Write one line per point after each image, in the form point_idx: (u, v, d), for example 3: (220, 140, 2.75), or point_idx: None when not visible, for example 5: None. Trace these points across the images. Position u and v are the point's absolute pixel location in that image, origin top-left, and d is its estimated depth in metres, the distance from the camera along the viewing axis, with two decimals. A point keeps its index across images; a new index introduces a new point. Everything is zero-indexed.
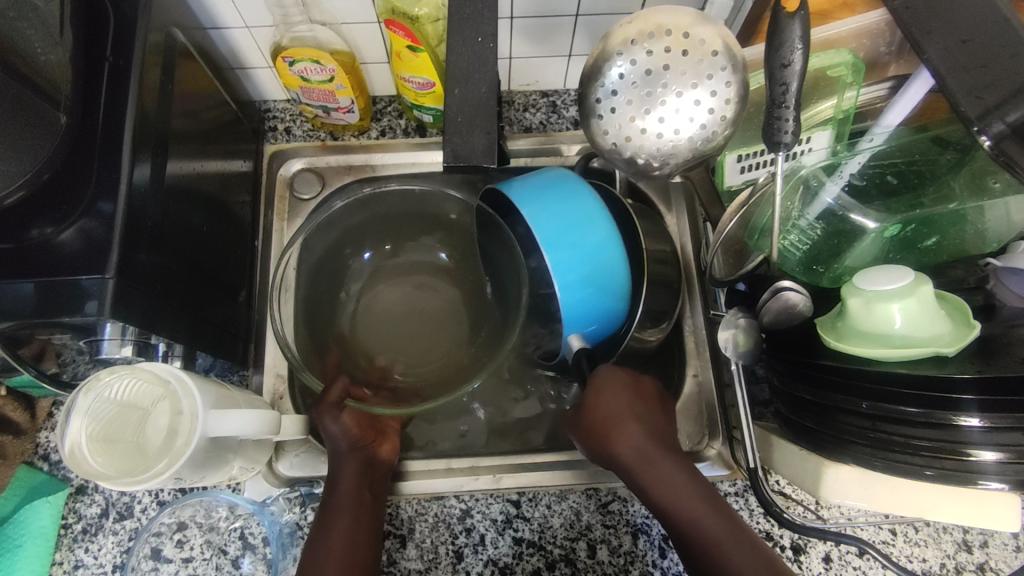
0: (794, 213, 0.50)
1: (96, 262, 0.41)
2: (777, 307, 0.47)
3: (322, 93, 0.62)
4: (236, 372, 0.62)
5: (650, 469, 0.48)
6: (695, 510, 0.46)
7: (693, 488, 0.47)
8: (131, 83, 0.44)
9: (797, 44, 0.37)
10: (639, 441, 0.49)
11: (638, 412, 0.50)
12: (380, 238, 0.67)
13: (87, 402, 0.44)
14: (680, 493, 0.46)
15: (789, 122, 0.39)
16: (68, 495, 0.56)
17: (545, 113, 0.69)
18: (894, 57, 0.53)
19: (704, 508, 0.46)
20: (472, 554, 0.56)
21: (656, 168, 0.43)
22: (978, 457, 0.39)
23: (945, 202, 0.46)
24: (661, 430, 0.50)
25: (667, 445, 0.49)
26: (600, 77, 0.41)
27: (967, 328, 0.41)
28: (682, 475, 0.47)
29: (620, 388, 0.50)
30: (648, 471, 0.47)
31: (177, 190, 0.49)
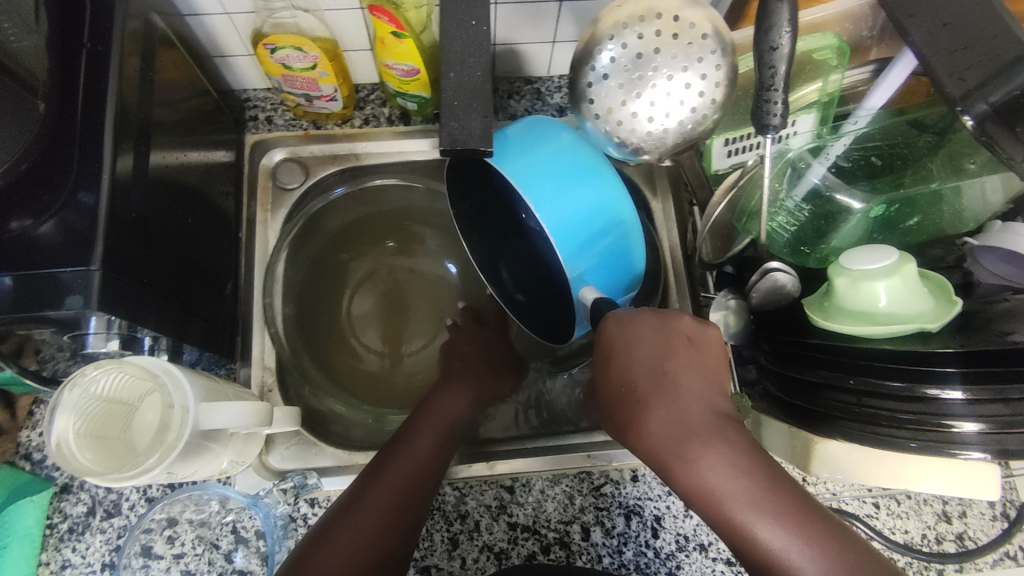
0: (782, 194, 0.51)
1: (80, 254, 0.40)
2: (766, 287, 0.48)
3: (305, 81, 0.61)
4: (223, 366, 0.61)
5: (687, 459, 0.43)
6: (743, 510, 0.41)
7: (746, 476, 0.41)
8: (112, 71, 0.43)
9: (786, 27, 0.38)
10: (670, 425, 0.45)
11: (663, 391, 0.46)
12: (382, 233, 0.74)
13: (73, 397, 0.42)
14: (725, 485, 0.42)
15: (777, 105, 0.40)
16: (52, 494, 0.55)
17: (530, 100, 0.69)
18: (875, 40, 0.54)
19: (759, 505, 0.41)
20: (468, 541, 0.57)
21: (645, 152, 0.44)
22: (960, 428, 0.40)
23: (924, 182, 0.47)
24: (703, 402, 0.45)
25: (708, 425, 0.44)
26: (591, 61, 0.42)
27: (948, 305, 0.42)
28: (728, 466, 0.42)
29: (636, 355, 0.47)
30: (684, 462, 0.43)
31: (160, 179, 0.48)
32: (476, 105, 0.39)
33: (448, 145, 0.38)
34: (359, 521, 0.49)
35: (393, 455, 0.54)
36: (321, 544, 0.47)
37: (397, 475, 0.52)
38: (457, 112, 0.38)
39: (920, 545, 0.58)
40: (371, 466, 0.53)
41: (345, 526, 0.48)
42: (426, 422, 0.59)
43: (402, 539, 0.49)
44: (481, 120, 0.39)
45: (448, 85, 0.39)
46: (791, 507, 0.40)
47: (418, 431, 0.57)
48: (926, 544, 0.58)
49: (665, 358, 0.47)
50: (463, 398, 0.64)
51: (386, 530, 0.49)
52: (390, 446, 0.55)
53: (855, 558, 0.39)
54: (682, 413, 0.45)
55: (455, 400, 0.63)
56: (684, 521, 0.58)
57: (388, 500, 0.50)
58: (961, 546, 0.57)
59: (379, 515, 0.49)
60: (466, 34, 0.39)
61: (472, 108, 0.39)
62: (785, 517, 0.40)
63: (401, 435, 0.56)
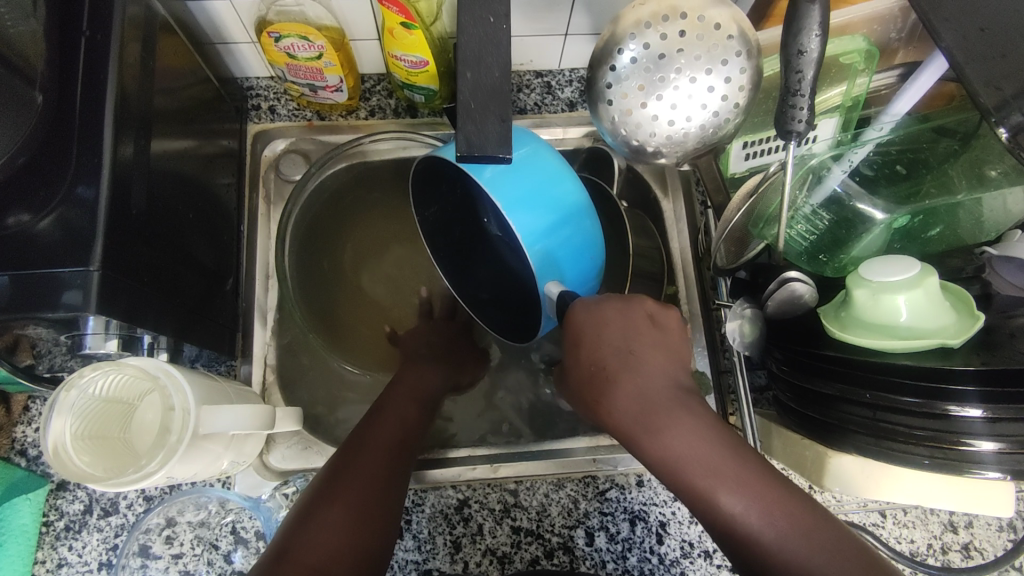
0: (801, 201, 0.49)
1: (79, 252, 0.39)
2: (782, 297, 0.47)
3: (309, 71, 0.59)
4: (224, 362, 0.59)
5: (657, 434, 0.43)
6: (711, 480, 0.41)
7: (712, 446, 0.42)
8: (110, 59, 0.41)
9: (816, 30, 0.36)
10: (638, 399, 0.45)
11: (632, 365, 0.46)
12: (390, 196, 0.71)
13: (70, 399, 0.41)
14: (691, 455, 0.42)
15: (802, 111, 0.38)
16: (48, 491, 0.54)
17: (540, 94, 0.67)
18: (903, 43, 0.52)
19: (723, 475, 0.41)
20: (471, 544, 0.56)
21: (663, 156, 0.43)
22: (977, 447, 0.39)
23: (948, 192, 0.46)
24: (667, 376, 0.46)
25: (677, 399, 0.45)
26: (610, 61, 0.40)
27: (971, 320, 0.41)
28: (693, 437, 0.43)
29: (606, 330, 0.46)
30: (653, 437, 0.43)
31: (160, 173, 0.46)
32: (494, 107, 0.37)
33: (465, 150, 0.36)
34: (355, 480, 0.48)
35: (372, 425, 0.54)
36: (323, 503, 0.46)
37: (381, 440, 0.52)
38: (474, 114, 0.36)
39: (926, 554, 0.57)
40: (351, 435, 0.53)
41: (343, 486, 0.47)
42: (399, 395, 0.59)
43: (395, 497, 0.49)
44: (498, 124, 0.37)
45: (464, 86, 0.37)
46: (755, 477, 0.41)
47: (392, 404, 0.57)
48: (932, 554, 0.57)
49: (632, 338, 0.46)
50: (434, 373, 0.64)
51: (381, 487, 0.49)
52: (367, 418, 0.55)
53: (817, 523, 0.40)
54: (649, 387, 0.45)
55: (425, 373, 0.63)
56: (689, 527, 0.57)
57: (378, 462, 0.50)
58: (967, 556, 0.57)
59: (372, 475, 0.49)
60: (485, 32, 0.38)
61: (488, 110, 0.37)
62: (750, 486, 0.41)
63: (376, 408, 0.57)
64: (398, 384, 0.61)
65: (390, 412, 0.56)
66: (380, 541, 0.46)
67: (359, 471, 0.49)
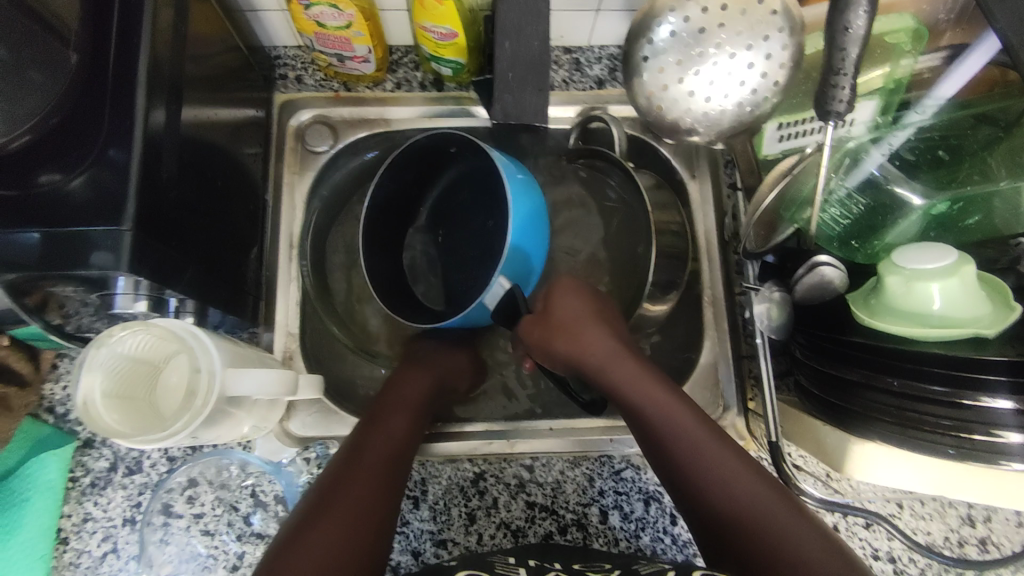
0: (834, 184, 0.49)
1: (112, 212, 0.39)
2: (812, 282, 0.46)
3: (337, 40, 0.59)
4: (246, 330, 0.60)
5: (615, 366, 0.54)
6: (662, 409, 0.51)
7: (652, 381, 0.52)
8: (145, 21, 0.41)
9: (863, 7, 0.35)
10: (603, 343, 0.56)
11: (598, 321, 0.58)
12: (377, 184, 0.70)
13: (100, 357, 0.42)
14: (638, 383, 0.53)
15: (844, 91, 0.37)
16: (75, 448, 0.55)
17: (568, 70, 0.66)
18: (951, 25, 0.50)
19: (669, 405, 0.51)
20: (485, 517, 0.56)
21: (698, 135, 0.42)
22: (1005, 439, 0.39)
23: (989, 179, 0.44)
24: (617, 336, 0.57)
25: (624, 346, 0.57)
26: (648, 34, 0.39)
27: (1007, 311, 0.40)
28: (641, 373, 0.53)
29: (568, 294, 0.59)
30: (614, 368, 0.54)
31: (191, 137, 0.46)
32: (530, 82, 0.47)
33: (504, 117, 0.46)
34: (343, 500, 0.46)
35: (367, 435, 0.52)
36: (310, 527, 0.44)
37: (375, 454, 0.50)
38: (512, 86, 0.46)
39: (942, 547, 0.57)
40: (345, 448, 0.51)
41: (328, 510, 0.45)
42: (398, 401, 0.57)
43: (386, 518, 0.47)
44: (534, 94, 0.47)
45: (505, 55, 0.46)
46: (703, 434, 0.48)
47: (389, 413, 0.55)
48: (947, 547, 0.57)
49: (587, 319, 0.57)
50: (425, 377, 0.61)
51: (370, 508, 0.46)
52: (363, 430, 0.53)
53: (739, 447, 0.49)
54: (607, 339, 0.56)
55: (426, 370, 0.62)
56: None
57: (368, 481, 0.48)
58: (983, 551, 0.57)
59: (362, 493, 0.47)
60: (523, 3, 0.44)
61: (525, 83, 0.46)
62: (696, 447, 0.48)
63: (373, 416, 0.55)
64: (399, 389, 0.59)
65: (387, 420, 0.54)
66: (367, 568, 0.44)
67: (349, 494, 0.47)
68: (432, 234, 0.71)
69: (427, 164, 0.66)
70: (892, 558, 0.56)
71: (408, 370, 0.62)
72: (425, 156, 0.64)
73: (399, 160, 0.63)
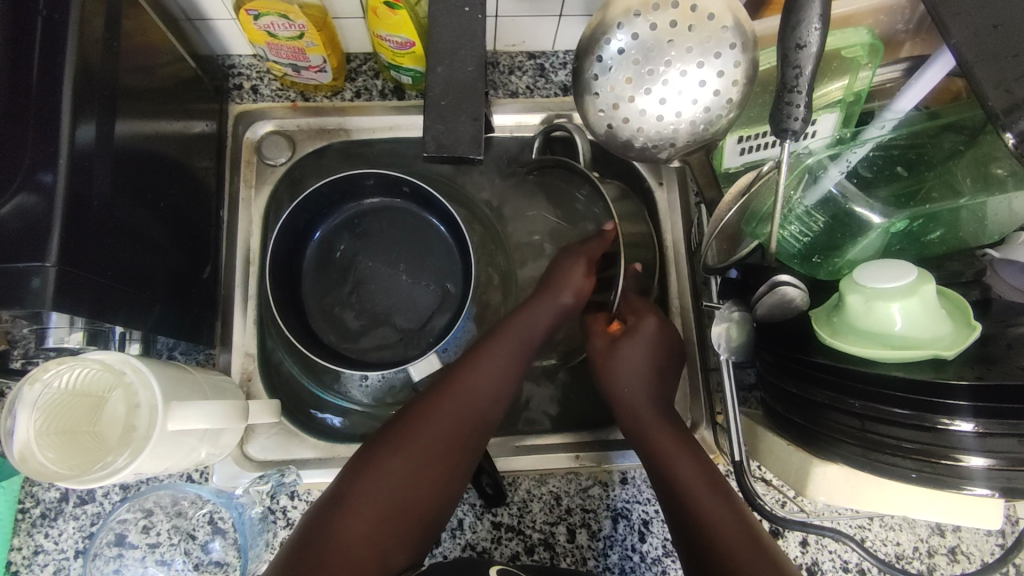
0: (794, 201, 0.47)
1: (38, 245, 0.37)
2: (773, 302, 0.45)
3: (291, 51, 0.57)
4: (202, 351, 0.58)
5: (614, 372, 0.54)
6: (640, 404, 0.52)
7: (650, 370, 0.53)
8: (71, 39, 0.39)
9: (816, 23, 0.34)
10: (636, 365, 0.53)
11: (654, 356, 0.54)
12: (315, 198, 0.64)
13: (34, 393, 0.40)
14: (632, 380, 0.53)
15: (800, 108, 0.36)
16: (24, 479, 0.53)
17: (532, 77, 0.65)
18: (908, 36, 0.49)
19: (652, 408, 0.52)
20: (450, 539, 0.55)
21: (654, 153, 0.40)
22: (966, 462, 0.38)
23: (952, 195, 0.44)
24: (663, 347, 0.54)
25: (661, 358, 0.54)
26: (597, 50, 0.38)
27: (967, 330, 0.40)
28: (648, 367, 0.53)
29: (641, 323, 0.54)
30: (620, 364, 0.53)
31: (129, 158, 0.44)
32: (465, 107, 0.44)
33: (434, 150, 0.43)
34: (364, 511, 0.46)
35: (411, 434, 0.49)
36: (319, 539, 0.44)
37: (405, 468, 0.48)
38: (444, 115, 0.44)
39: (911, 557, 0.57)
40: (384, 438, 0.49)
41: (336, 528, 0.45)
42: (464, 383, 0.51)
43: (413, 537, 0.47)
44: (470, 121, 0.44)
45: (437, 79, 0.44)
46: (697, 470, 0.48)
47: (451, 408, 0.50)
48: (917, 557, 0.57)
49: (651, 346, 0.54)
50: (506, 351, 0.53)
51: (388, 536, 0.46)
52: (403, 436, 0.49)
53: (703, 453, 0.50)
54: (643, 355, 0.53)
55: (521, 334, 0.54)
56: None
57: (388, 503, 0.47)
58: (953, 560, 0.56)
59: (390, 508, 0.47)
60: (457, 22, 0.43)
61: (459, 110, 0.44)
62: (695, 481, 0.47)
63: (431, 403, 0.51)
64: (478, 364, 0.52)
65: (441, 415, 0.50)
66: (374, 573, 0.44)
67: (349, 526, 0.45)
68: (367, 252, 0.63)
69: (346, 194, 0.63)
70: (861, 570, 0.56)
71: (503, 332, 0.54)
72: (355, 184, 0.62)
73: (334, 182, 0.60)
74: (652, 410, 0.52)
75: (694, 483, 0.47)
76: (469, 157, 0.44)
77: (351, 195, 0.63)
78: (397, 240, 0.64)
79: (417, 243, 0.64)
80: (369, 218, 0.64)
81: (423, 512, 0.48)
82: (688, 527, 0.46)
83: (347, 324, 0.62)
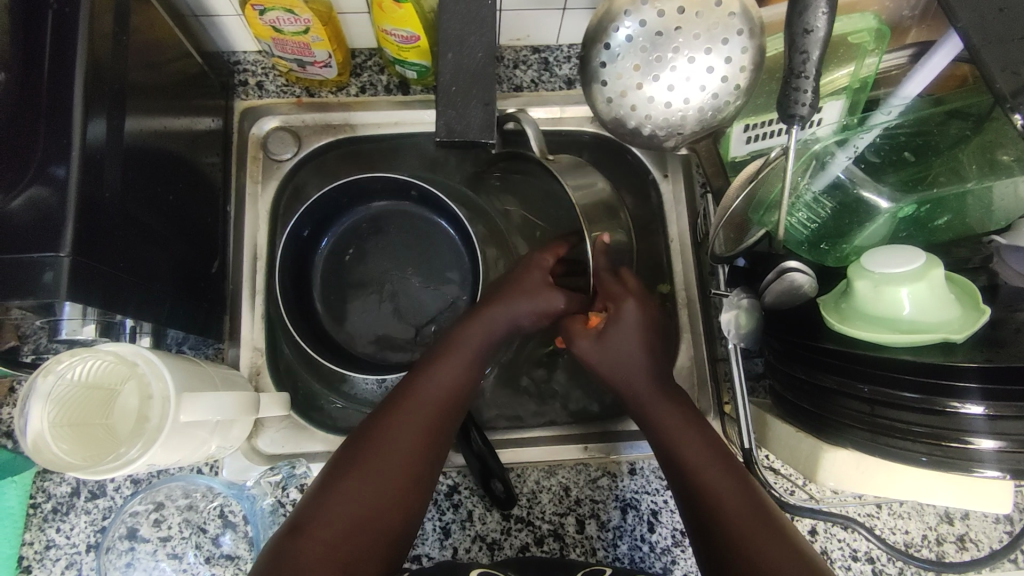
0: (802, 186, 0.47)
1: (50, 237, 0.37)
2: (780, 288, 0.46)
3: (296, 46, 0.57)
4: (211, 345, 0.59)
5: (605, 365, 0.52)
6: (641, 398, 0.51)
7: (638, 360, 0.51)
8: (81, 33, 0.39)
9: (823, 7, 0.34)
10: (620, 354, 0.51)
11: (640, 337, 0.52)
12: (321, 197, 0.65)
13: (47, 385, 0.40)
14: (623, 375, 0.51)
15: (807, 94, 0.36)
16: (35, 474, 0.53)
17: (537, 70, 0.65)
18: (916, 20, 0.50)
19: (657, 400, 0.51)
20: (460, 530, 0.56)
21: (661, 140, 0.41)
22: (977, 445, 0.38)
23: (958, 179, 0.44)
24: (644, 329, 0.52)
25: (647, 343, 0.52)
26: (605, 38, 0.38)
27: (976, 314, 0.40)
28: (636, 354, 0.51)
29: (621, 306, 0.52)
30: (605, 360, 0.52)
31: (138, 152, 0.45)
32: (475, 91, 0.43)
33: (446, 135, 0.43)
34: (326, 527, 0.44)
35: (371, 443, 0.48)
36: (288, 550, 0.43)
37: (370, 473, 0.47)
38: (456, 99, 0.43)
39: (920, 546, 0.57)
40: (344, 451, 0.48)
41: (303, 540, 0.43)
42: (422, 387, 0.51)
43: (383, 544, 0.45)
44: (480, 105, 0.44)
45: (447, 66, 0.43)
46: (700, 448, 0.48)
47: (409, 413, 0.50)
48: (926, 545, 0.57)
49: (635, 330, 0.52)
50: (461, 351, 0.53)
51: (358, 542, 0.44)
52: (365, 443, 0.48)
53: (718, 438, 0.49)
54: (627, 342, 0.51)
55: (479, 335, 0.54)
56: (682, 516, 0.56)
57: (356, 509, 0.45)
58: (962, 548, 0.56)
59: (352, 520, 0.45)
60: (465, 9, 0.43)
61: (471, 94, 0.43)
62: (695, 458, 0.47)
63: (389, 411, 0.50)
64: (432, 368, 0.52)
65: (398, 422, 0.49)
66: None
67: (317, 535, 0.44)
68: (376, 251, 0.65)
69: (358, 197, 0.64)
70: (870, 559, 0.56)
71: (458, 333, 0.54)
72: (364, 188, 0.63)
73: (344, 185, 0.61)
74: (653, 401, 0.51)
75: (699, 462, 0.47)
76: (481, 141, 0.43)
77: (363, 197, 0.64)
78: (409, 241, 0.65)
79: (423, 242, 0.65)
80: (377, 219, 0.65)
81: (391, 521, 0.46)
82: (703, 519, 0.45)
83: (356, 318, 0.63)
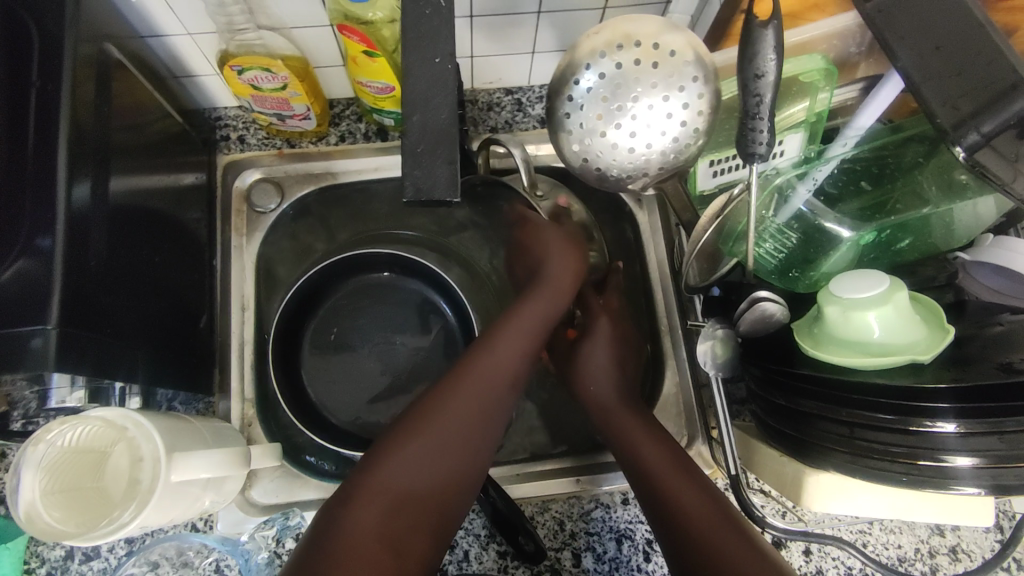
0: (768, 219, 0.49)
1: (35, 309, 0.38)
2: (754, 317, 0.47)
3: (275, 101, 0.59)
4: (202, 399, 0.59)
5: (587, 367, 0.61)
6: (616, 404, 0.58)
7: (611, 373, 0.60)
8: (62, 102, 0.40)
9: (770, 54, 0.36)
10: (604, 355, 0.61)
11: (614, 351, 0.62)
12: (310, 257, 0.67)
13: (38, 453, 0.41)
14: (598, 379, 0.60)
15: (763, 133, 0.38)
16: (29, 539, 0.53)
17: (511, 111, 0.67)
18: (863, 56, 0.52)
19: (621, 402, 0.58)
20: (457, 571, 0.56)
21: (627, 181, 0.42)
22: (953, 463, 0.39)
23: (917, 204, 0.46)
24: (620, 341, 0.63)
25: (622, 354, 0.62)
26: (567, 90, 0.40)
27: (941, 333, 0.41)
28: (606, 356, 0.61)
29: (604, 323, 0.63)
30: (586, 366, 0.61)
31: (122, 216, 0.46)
32: (441, 151, 0.41)
33: (412, 196, 0.40)
34: (384, 494, 0.47)
35: (437, 419, 0.51)
36: (348, 510, 0.46)
37: (435, 446, 0.50)
38: (422, 159, 0.41)
39: (914, 560, 0.57)
40: (408, 422, 0.51)
41: (362, 505, 0.46)
42: (467, 388, 0.53)
43: (432, 518, 0.49)
44: (446, 165, 0.41)
45: (413, 128, 0.41)
46: (659, 454, 0.52)
47: (477, 393, 0.53)
48: (919, 559, 0.57)
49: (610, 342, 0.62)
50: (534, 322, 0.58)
51: (412, 511, 0.48)
52: (431, 417, 0.51)
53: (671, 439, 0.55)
54: (603, 348, 0.62)
55: (519, 331, 0.56)
56: None
57: (418, 481, 0.49)
58: (955, 560, 0.57)
59: (406, 500, 0.48)
60: (431, 73, 0.41)
61: (436, 152, 0.41)
62: (666, 472, 0.51)
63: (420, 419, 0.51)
64: (470, 369, 0.53)
65: (440, 422, 0.51)
66: (400, 547, 0.46)
67: (375, 500, 0.47)
68: (371, 312, 0.66)
69: (347, 271, 0.66)
70: None
71: (519, 316, 0.57)
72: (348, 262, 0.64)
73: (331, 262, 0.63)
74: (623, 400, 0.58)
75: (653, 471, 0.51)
76: (447, 201, 0.40)
77: (347, 271, 0.66)
78: (399, 308, 0.66)
79: (417, 300, 0.67)
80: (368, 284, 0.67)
81: (444, 494, 0.50)
82: (660, 506, 0.49)
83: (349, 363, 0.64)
